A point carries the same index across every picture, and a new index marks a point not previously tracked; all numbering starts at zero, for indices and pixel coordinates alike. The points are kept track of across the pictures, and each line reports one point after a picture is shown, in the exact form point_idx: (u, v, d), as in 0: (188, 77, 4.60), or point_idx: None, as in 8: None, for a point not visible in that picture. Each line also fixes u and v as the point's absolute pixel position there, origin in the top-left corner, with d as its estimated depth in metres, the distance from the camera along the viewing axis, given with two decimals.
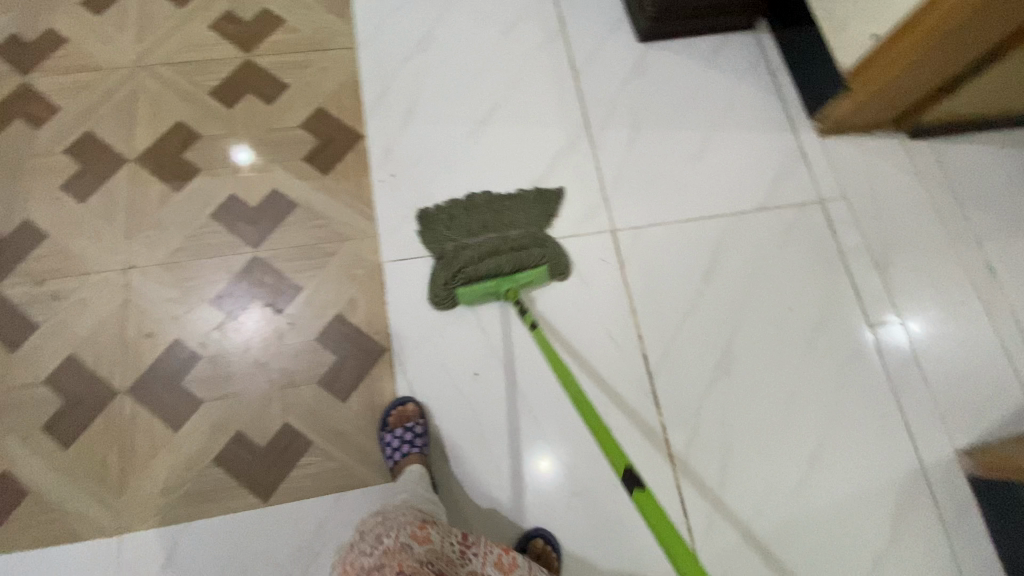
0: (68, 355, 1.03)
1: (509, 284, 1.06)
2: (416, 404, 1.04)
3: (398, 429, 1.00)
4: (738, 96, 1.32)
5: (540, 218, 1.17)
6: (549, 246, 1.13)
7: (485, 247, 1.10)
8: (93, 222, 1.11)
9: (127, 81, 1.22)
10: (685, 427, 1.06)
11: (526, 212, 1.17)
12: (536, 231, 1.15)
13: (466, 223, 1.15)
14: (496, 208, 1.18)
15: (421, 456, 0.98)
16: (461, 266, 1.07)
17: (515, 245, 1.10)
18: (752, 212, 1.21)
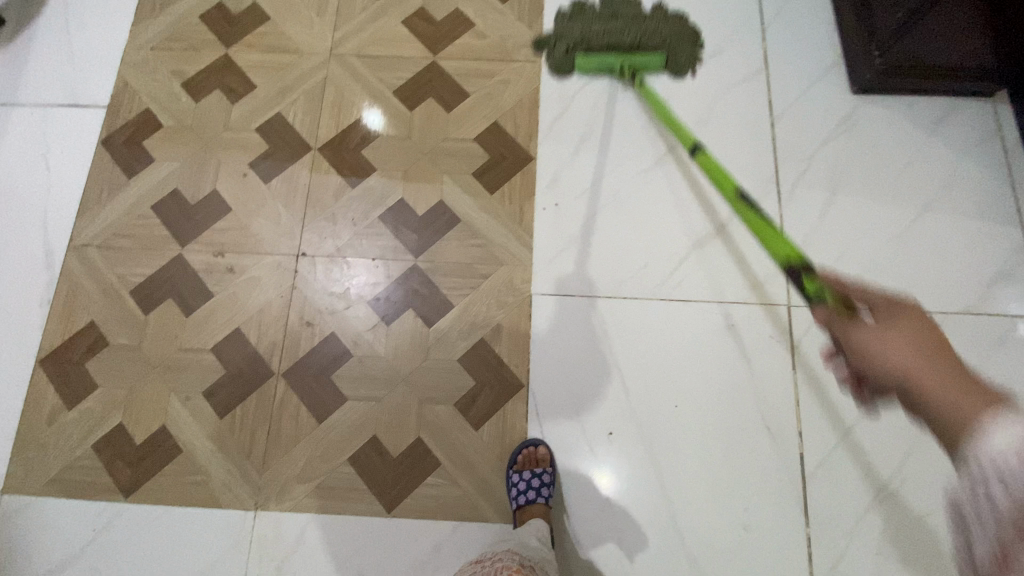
0: (235, 328, 1.09)
1: (626, 61, 1.19)
2: (548, 448, 1.00)
3: (526, 473, 0.97)
4: (961, 175, 1.14)
5: (672, 28, 1.24)
6: (673, 46, 1.23)
7: (613, 32, 1.22)
8: (273, 204, 1.16)
9: (319, 67, 1.25)
10: (835, 546, 0.95)
11: (666, 25, 1.24)
12: (669, 31, 1.24)
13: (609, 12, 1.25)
14: (635, 17, 1.24)
15: (545, 508, 0.95)
16: (587, 37, 1.22)
17: (641, 32, 1.22)
18: (954, 316, 1.06)
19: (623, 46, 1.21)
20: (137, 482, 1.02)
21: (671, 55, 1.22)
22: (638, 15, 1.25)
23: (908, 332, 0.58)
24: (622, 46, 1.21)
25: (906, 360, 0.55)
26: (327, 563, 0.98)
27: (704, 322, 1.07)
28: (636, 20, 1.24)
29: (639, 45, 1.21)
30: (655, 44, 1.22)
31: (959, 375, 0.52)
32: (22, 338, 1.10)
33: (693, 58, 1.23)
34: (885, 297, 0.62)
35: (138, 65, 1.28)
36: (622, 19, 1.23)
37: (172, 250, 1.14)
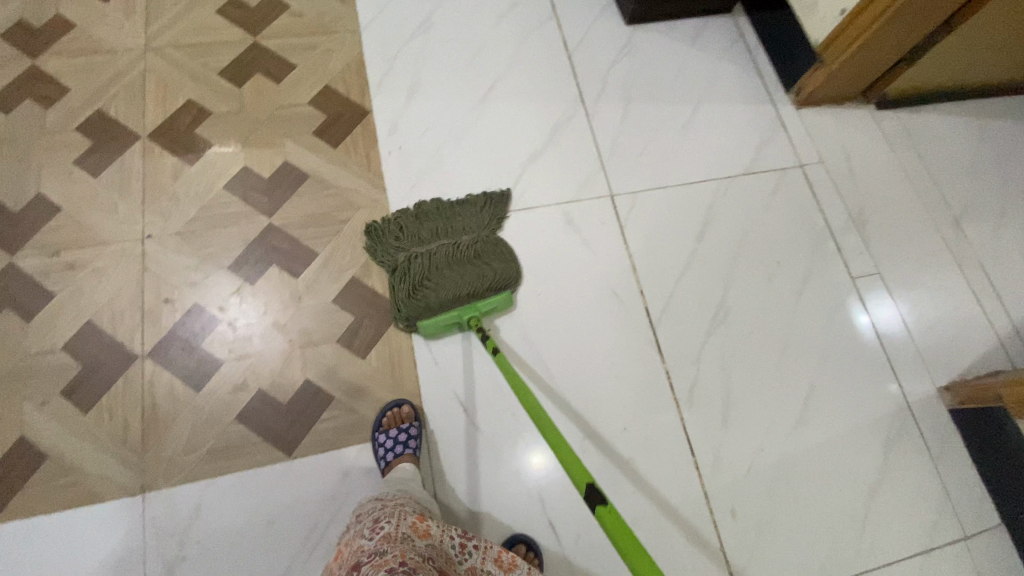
0: (86, 321, 1.04)
1: (472, 312, 1.06)
2: (412, 407, 1.03)
3: (392, 432, 1.00)
4: (721, 73, 1.42)
5: (494, 235, 1.17)
6: (508, 271, 1.12)
7: (446, 287, 1.07)
8: (107, 195, 1.13)
9: (135, 62, 1.25)
10: (689, 373, 1.12)
11: (479, 217, 1.17)
12: (486, 224, 1.17)
13: (416, 231, 1.14)
14: (445, 215, 1.17)
15: (415, 456, 0.98)
16: (426, 295, 1.06)
17: (472, 274, 1.09)
18: (739, 177, 1.30)
19: (464, 293, 1.07)
20: None
21: (512, 287, 1.13)
22: (456, 236, 1.14)
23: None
24: (462, 293, 1.07)
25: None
26: (235, 520, 0.96)
27: (548, 221, 1.21)
28: (463, 262, 1.11)
29: (478, 292, 1.08)
30: (489, 277, 1.09)
31: None
32: None
33: (507, 264, 1.13)
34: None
35: None
36: (442, 240, 1.13)
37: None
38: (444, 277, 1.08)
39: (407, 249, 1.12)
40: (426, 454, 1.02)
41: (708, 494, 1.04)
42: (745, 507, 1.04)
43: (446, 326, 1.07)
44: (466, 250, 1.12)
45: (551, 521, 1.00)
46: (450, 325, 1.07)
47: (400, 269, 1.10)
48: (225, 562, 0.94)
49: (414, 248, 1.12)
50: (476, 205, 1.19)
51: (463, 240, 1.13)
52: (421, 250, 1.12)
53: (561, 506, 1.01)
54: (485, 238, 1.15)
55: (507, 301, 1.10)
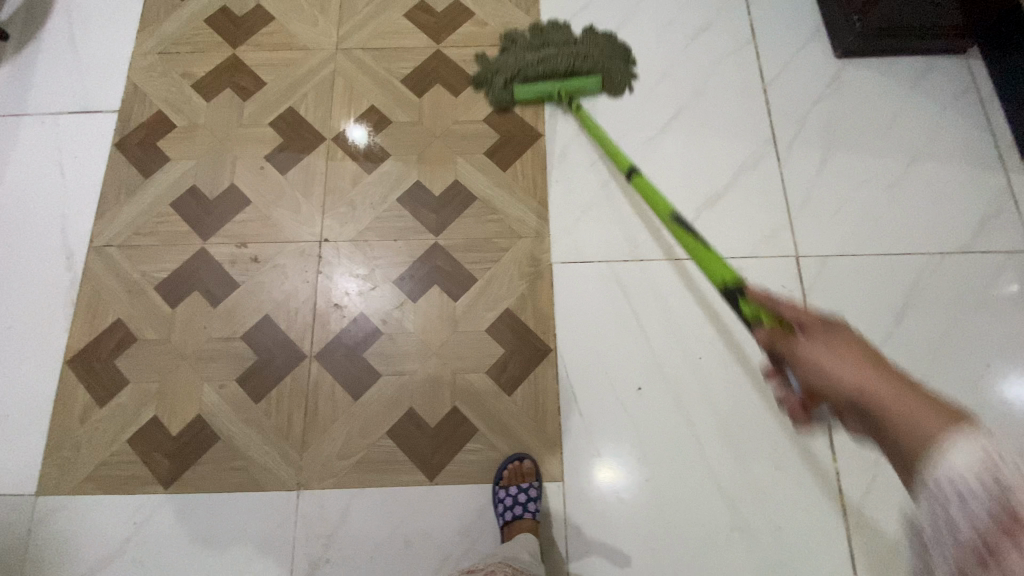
0: (264, 315, 1.11)
1: (565, 86, 1.22)
2: (533, 463, 1.01)
3: (513, 488, 0.97)
4: (943, 127, 1.22)
5: (605, 47, 1.27)
6: (608, 64, 1.25)
7: (542, 65, 1.23)
8: (292, 194, 1.18)
9: (326, 62, 1.29)
10: (861, 476, 1.00)
11: (595, 40, 1.27)
12: (600, 55, 1.25)
13: (535, 36, 1.28)
14: (563, 42, 1.27)
15: (533, 522, 0.95)
16: (522, 68, 1.23)
17: (570, 50, 1.24)
18: (951, 255, 1.13)
19: (558, 71, 1.22)
20: (177, 472, 1.02)
21: (609, 76, 1.24)
22: (562, 36, 1.28)
23: (840, 348, 0.60)
24: (557, 74, 1.23)
25: (853, 377, 0.56)
26: (375, 535, 0.99)
27: None
28: (562, 47, 1.26)
29: (573, 71, 1.23)
30: (583, 62, 1.23)
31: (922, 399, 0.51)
32: (49, 339, 1.11)
33: (626, 75, 1.26)
34: (812, 316, 0.66)
35: (147, 70, 1.30)
36: (551, 47, 1.25)
37: (195, 244, 1.15)
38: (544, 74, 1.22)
39: (523, 44, 1.27)
40: (563, 509, 1.00)
41: None
42: None
43: (538, 95, 1.22)
44: (572, 58, 1.23)
45: None
46: (542, 96, 1.22)
47: (511, 46, 1.27)
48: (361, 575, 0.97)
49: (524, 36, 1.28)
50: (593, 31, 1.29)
51: (573, 45, 1.26)
52: (534, 53, 1.25)
53: None
54: (594, 53, 1.25)
55: (597, 84, 1.23)
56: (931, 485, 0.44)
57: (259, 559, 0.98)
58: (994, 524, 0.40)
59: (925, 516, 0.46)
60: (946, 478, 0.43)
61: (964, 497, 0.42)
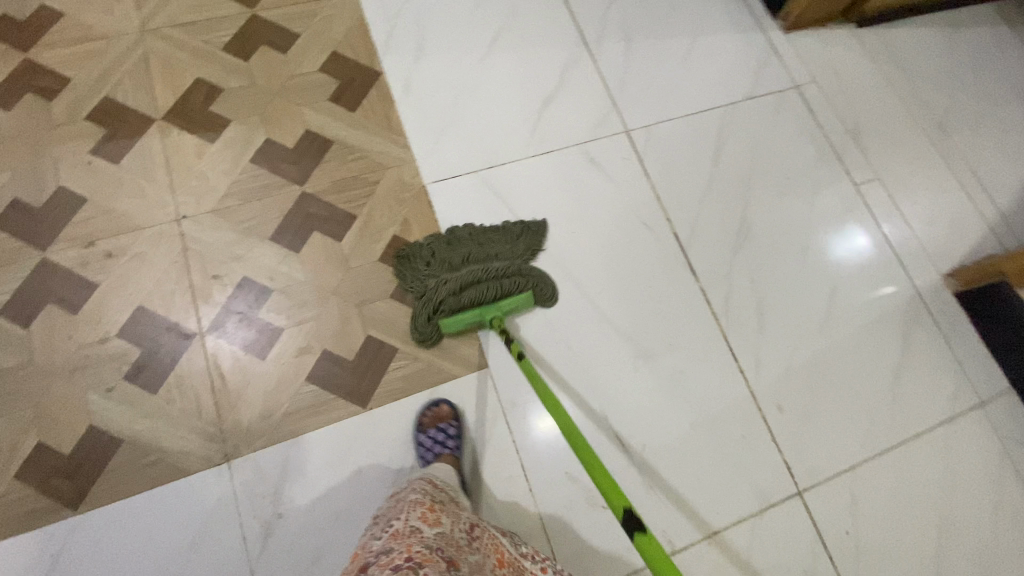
0: (137, 306, 1.04)
1: (494, 313, 1.06)
2: (451, 406, 1.03)
3: (432, 430, 1.00)
4: (709, 8, 1.47)
5: (522, 251, 1.15)
6: (533, 275, 1.12)
7: (470, 281, 1.08)
8: (134, 181, 1.11)
9: (134, 46, 1.22)
10: (721, 286, 1.19)
11: (512, 245, 1.15)
12: (521, 256, 1.15)
13: (447, 251, 1.12)
14: (476, 240, 1.14)
15: (451, 458, 0.98)
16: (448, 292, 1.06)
17: (496, 280, 1.08)
18: (743, 102, 1.37)
19: (484, 300, 1.07)
20: (84, 490, 0.94)
21: (537, 288, 1.11)
22: (485, 250, 1.14)
23: None
24: (483, 298, 1.07)
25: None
26: (321, 475, 0.99)
27: (572, 163, 1.26)
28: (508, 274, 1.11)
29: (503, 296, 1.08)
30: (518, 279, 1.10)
31: None
32: None
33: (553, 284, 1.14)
34: None
35: None
36: (472, 266, 1.11)
37: (32, 257, 1.05)
38: (471, 292, 1.07)
39: (434, 263, 1.11)
40: (494, 392, 1.07)
41: (754, 392, 1.13)
42: (789, 402, 1.13)
43: (464, 324, 1.06)
44: (495, 271, 1.10)
45: (617, 437, 1.07)
46: (468, 323, 1.06)
47: (428, 293, 1.08)
48: (320, 516, 0.97)
49: (440, 263, 1.11)
50: (511, 232, 1.16)
51: (493, 264, 1.12)
52: (451, 269, 1.10)
53: (625, 422, 1.08)
54: (515, 267, 1.13)
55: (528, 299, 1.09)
56: None
57: (204, 542, 0.94)
58: None
59: None
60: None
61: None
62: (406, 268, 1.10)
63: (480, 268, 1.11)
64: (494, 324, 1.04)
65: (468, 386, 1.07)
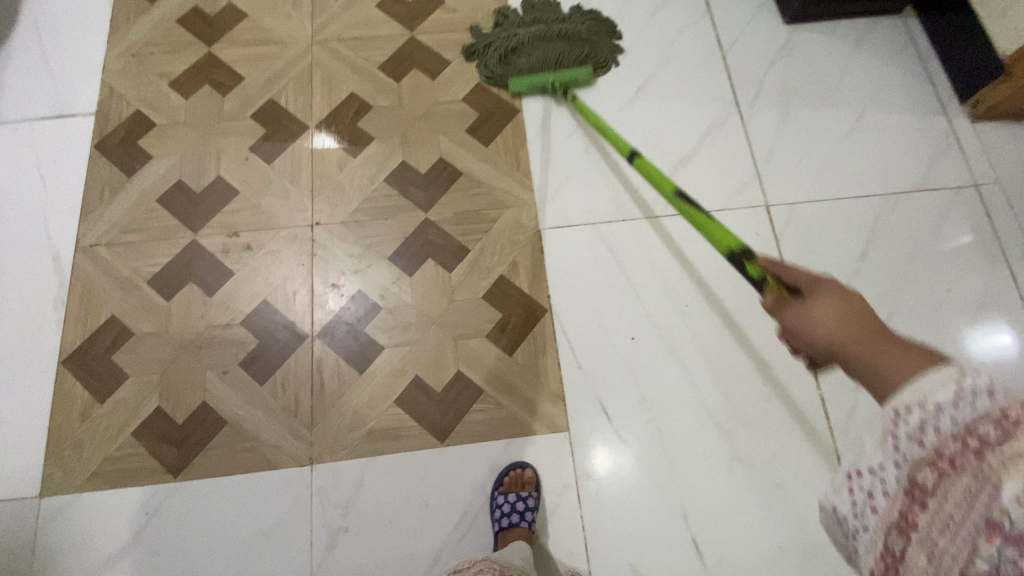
0: (261, 299, 1.12)
1: (558, 78, 1.25)
2: (535, 472, 1.02)
3: (511, 495, 0.98)
4: (886, 82, 1.32)
5: (591, 25, 1.32)
6: (593, 43, 1.31)
7: (541, 57, 1.28)
8: (280, 181, 1.20)
9: (303, 55, 1.32)
10: (845, 398, 1.06)
11: (580, 22, 1.32)
12: (587, 32, 1.31)
13: (523, 24, 1.32)
14: (550, 10, 1.33)
15: (526, 531, 0.96)
16: (519, 60, 1.27)
17: (562, 40, 1.29)
18: (907, 193, 1.22)
19: (550, 58, 1.28)
20: (187, 460, 1.02)
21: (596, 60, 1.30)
22: (557, 18, 1.32)
23: (828, 304, 0.62)
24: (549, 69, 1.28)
25: (836, 330, 0.60)
26: (390, 501, 1.01)
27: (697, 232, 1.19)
28: (572, 41, 1.31)
29: (566, 59, 1.28)
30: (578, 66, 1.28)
31: (908, 346, 0.52)
32: (42, 343, 1.10)
33: (614, 52, 1.31)
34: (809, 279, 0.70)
35: (121, 72, 1.30)
36: (543, 26, 1.31)
37: (185, 237, 1.16)
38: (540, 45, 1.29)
39: (511, 32, 1.30)
40: (571, 458, 1.04)
41: None
42: None
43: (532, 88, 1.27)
44: (560, 46, 1.29)
45: (694, 539, 0.99)
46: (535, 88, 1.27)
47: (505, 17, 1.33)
48: (382, 540, 0.99)
49: (517, 32, 1.30)
50: (581, 14, 1.34)
51: (561, 36, 1.30)
52: (523, 32, 1.30)
53: (706, 526, 1.00)
54: (580, 37, 1.30)
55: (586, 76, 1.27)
56: (890, 421, 0.50)
57: (275, 536, 0.99)
58: (899, 538, 0.49)
59: (847, 504, 0.55)
60: (920, 398, 0.48)
61: (956, 398, 0.46)
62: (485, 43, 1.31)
63: (548, 35, 1.30)
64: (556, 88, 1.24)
65: (547, 446, 1.04)
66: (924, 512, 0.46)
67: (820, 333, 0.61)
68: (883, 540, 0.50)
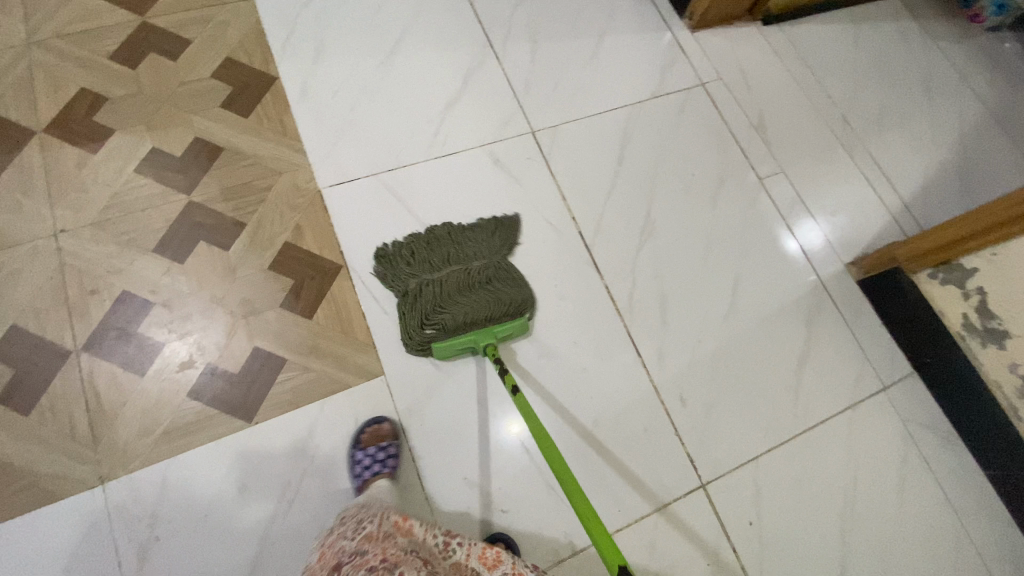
0: (8, 325, 0.99)
1: (490, 339, 1.04)
2: (391, 424, 1.01)
3: (371, 448, 0.97)
4: (617, 8, 1.47)
5: (494, 246, 1.14)
6: (510, 270, 1.12)
7: (465, 309, 1.04)
8: (8, 195, 1.07)
9: (13, 57, 1.17)
10: (624, 282, 1.19)
11: (488, 243, 1.14)
12: (499, 259, 1.13)
13: (427, 257, 1.11)
14: (454, 238, 1.14)
15: (388, 478, 0.95)
16: (443, 316, 1.04)
17: (488, 293, 1.07)
18: (649, 100, 1.38)
19: (477, 319, 1.04)
20: None
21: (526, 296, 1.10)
22: (466, 258, 1.11)
23: None
24: (476, 320, 1.04)
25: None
26: (204, 494, 0.95)
27: (475, 164, 1.24)
28: (488, 286, 1.09)
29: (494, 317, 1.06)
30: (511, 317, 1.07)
31: None
32: None
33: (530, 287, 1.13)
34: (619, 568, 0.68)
35: None
36: (454, 268, 1.09)
37: None
38: (460, 300, 1.06)
39: (416, 275, 1.09)
40: (388, 399, 1.04)
41: (658, 388, 1.12)
42: (692, 395, 1.12)
43: (458, 348, 1.04)
44: (477, 275, 1.09)
45: (516, 438, 1.05)
46: (461, 348, 1.05)
47: (404, 258, 1.11)
48: (201, 535, 0.93)
49: (424, 275, 1.09)
50: (485, 230, 1.16)
51: (474, 266, 1.10)
52: (431, 276, 1.09)
53: (525, 424, 1.06)
54: (495, 265, 1.12)
55: (523, 327, 1.08)
56: None
57: (73, 570, 0.89)
58: None
59: None
60: None
61: None
62: (382, 276, 1.10)
63: (462, 272, 1.09)
64: (488, 351, 1.02)
65: (362, 395, 1.04)
66: None
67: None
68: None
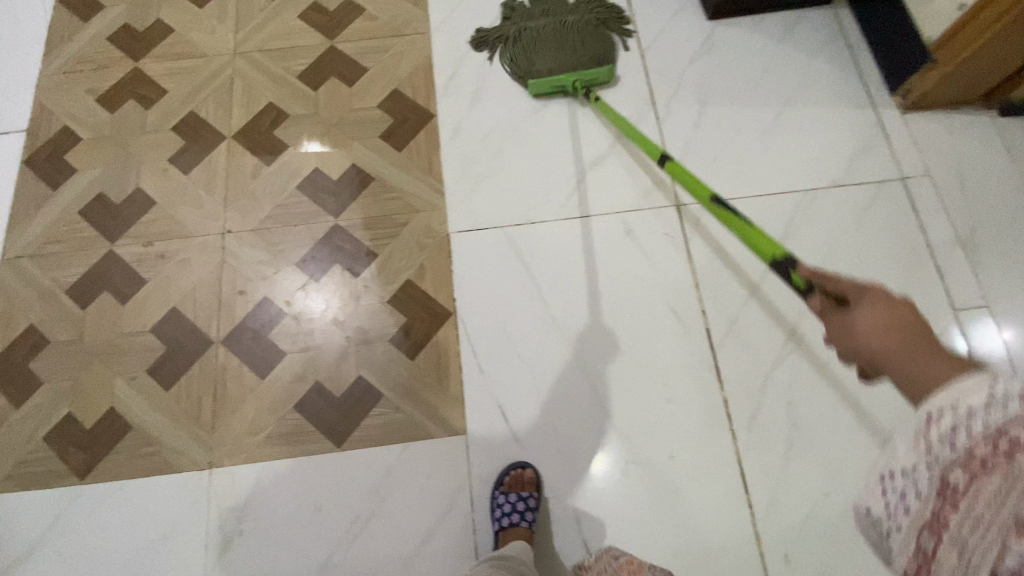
0: (172, 307, 1.15)
1: (577, 78, 1.24)
2: (535, 472, 1.01)
3: (512, 495, 0.97)
4: (811, 75, 1.29)
5: (592, 13, 1.32)
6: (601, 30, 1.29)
7: (552, 55, 1.26)
8: (197, 192, 1.23)
9: (226, 67, 1.34)
10: (747, 399, 1.04)
11: (581, 10, 1.32)
12: (590, 18, 1.31)
13: (528, 16, 1.32)
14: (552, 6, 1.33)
15: (524, 532, 0.94)
16: (535, 63, 1.26)
17: (576, 36, 1.28)
18: (827, 190, 1.19)
19: (568, 66, 1.26)
20: (92, 464, 1.05)
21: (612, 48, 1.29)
22: (560, 14, 1.32)
23: (869, 310, 0.54)
24: (569, 65, 1.26)
25: (892, 341, 0.51)
26: (286, 505, 1.02)
27: (608, 233, 1.17)
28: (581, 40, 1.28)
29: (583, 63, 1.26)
30: (592, 52, 1.27)
31: (956, 359, 0.48)
32: None
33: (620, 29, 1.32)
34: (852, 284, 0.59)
35: (52, 89, 1.34)
36: (548, 27, 1.30)
37: (103, 248, 1.20)
38: (548, 42, 1.28)
39: (514, 23, 1.32)
40: (466, 462, 1.03)
41: (759, 534, 0.97)
42: (801, 554, 0.96)
43: (551, 89, 1.25)
44: (568, 25, 1.29)
45: (585, 541, 0.98)
46: (555, 89, 1.26)
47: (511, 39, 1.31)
48: (275, 542, 1.00)
49: (525, 32, 1.30)
50: (580, 2, 1.34)
51: (567, 19, 1.30)
52: (529, 24, 1.31)
53: (598, 529, 0.99)
54: (582, 13, 1.32)
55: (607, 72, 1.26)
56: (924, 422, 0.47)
57: (173, 539, 1.01)
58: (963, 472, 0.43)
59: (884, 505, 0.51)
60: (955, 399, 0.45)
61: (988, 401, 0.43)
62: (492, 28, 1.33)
63: (556, 24, 1.30)
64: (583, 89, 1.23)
65: (442, 451, 1.04)
66: (956, 512, 0.43)
67: (860, 338, 0.54)
68: (915, 540, 0.47)
